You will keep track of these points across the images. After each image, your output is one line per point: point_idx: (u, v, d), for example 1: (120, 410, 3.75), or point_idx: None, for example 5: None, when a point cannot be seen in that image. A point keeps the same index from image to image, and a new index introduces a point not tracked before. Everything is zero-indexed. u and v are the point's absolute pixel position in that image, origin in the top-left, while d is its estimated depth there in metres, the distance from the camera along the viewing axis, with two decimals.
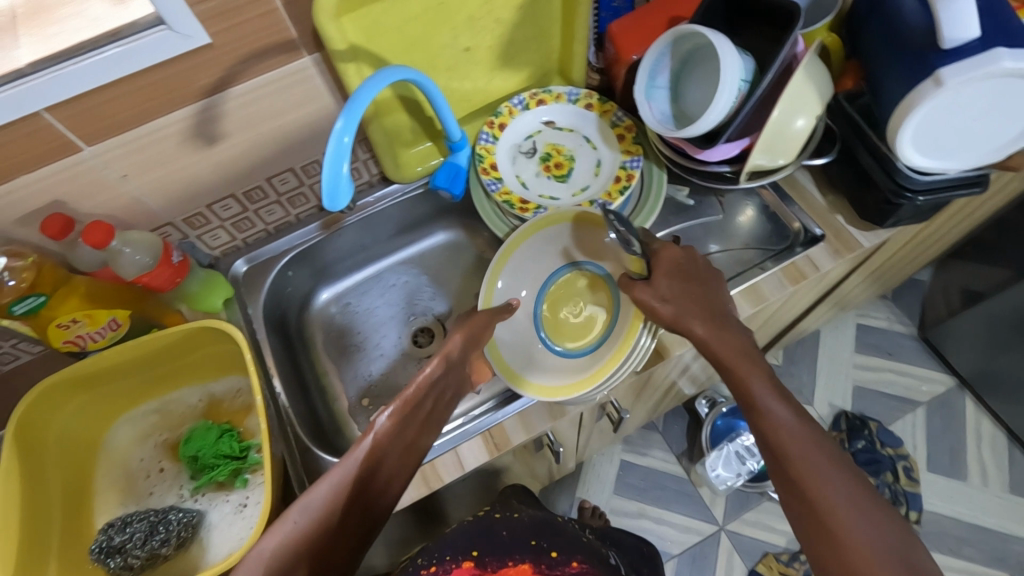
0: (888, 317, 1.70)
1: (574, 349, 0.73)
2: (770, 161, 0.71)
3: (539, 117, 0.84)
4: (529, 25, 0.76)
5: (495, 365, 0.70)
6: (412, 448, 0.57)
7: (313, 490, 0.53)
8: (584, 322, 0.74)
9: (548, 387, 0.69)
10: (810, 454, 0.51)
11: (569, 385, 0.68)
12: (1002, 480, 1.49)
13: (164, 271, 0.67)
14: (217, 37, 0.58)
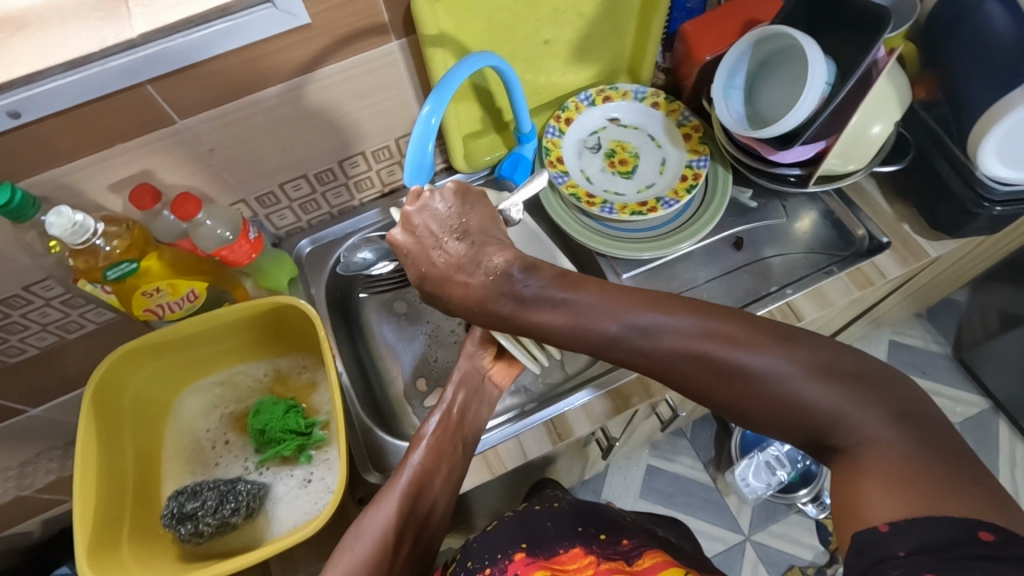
0: (923, 336, 1.69)
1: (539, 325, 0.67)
2: (841, 166, 0.71)
3: (608, 112, 0.85)
4: (606, 21, 0.76)
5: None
6: (454, 468, 0.61)
7: (373, 511, 0.56)
8: None
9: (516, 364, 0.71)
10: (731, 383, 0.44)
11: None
12: None
13: (242, 246, 0.68)
14: (316, 17, 0.59)
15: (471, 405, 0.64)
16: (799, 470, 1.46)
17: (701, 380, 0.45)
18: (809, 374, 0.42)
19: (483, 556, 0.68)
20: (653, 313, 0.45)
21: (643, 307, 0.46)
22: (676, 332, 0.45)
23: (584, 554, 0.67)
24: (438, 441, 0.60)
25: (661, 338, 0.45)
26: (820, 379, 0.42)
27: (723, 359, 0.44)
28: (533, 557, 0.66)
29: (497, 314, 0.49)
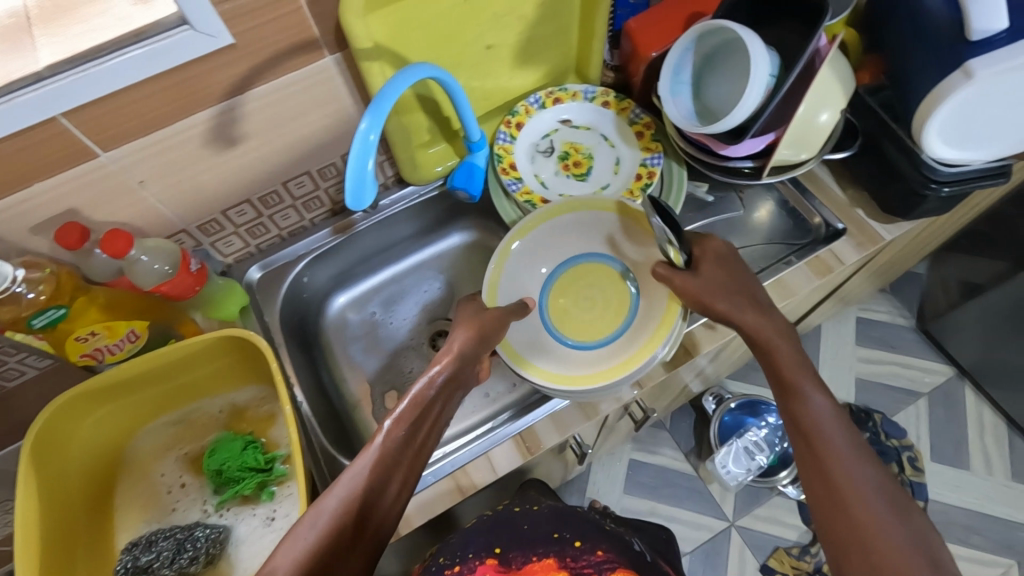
0: (888, 310, 1.72)
1: (585, 341, 0.73)
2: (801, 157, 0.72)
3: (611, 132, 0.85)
4: (549, 22, 0.75)
5: (505, 353, 0.70)
6: (414, 467, 0.55)
7: (341, 478, 0.52)
8: (591, 313, 0.74)
9: (565, 375, 0.69)
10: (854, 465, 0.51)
11: (593, 375, 0.68)
12: (1004, 468, 1.52)
13: (184, 279, 0.65)
14: (240, 37, 0.56)
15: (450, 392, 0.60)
16: (777, 453, 1.47)
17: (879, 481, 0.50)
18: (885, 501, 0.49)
19: (454, 555, 0.68)
20: (816, 385, 0.58)
21: (820, 388, 0.57)
22: (818, 399, 0.57)
23: (556, 566, 0.65)
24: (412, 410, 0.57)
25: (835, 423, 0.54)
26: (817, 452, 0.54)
27: (818, 417, 0.55)
28: (504, 565, 0.65)
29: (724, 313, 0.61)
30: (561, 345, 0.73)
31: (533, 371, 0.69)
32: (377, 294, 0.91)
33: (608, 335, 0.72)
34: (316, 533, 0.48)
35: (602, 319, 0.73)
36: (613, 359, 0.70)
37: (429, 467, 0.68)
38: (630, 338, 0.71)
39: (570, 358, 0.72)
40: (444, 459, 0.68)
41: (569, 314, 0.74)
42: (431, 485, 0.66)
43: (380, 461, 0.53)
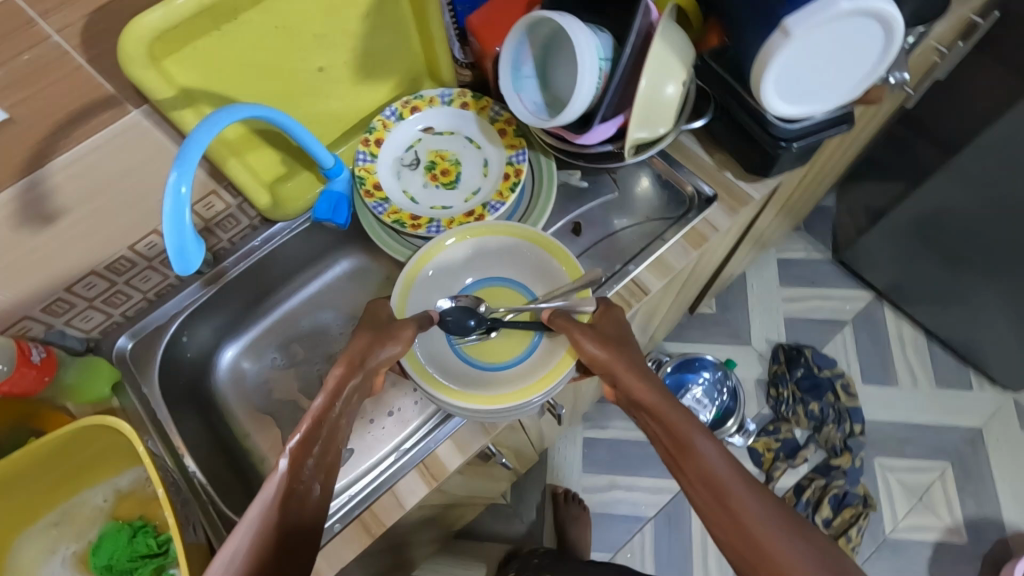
0: (805, 247, 1.78)
1: (497, 364, 0.69)
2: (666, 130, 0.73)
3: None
4: (381, 32, 0.71)
5: (421, 380, 0.65)
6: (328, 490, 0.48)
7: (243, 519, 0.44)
8: (501, 335, 0.71)
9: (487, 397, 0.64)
10: (750, 504, 0.44)
11: (512, 394, 0.64)
12: (928, 378, 1.60)
13: (25, 374, 0.61)
14: (16, 109, 0.51)
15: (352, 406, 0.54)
16: (721, 404, 1.51)
17: (784, 522, 0.43)
18: (792, 531, 0.43)
19: None
20: (706, 435, 0.50)
21: (711, 439, 0.50)
22: (755, 502, 0.45)
23: None
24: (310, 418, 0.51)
25: (702, 438, 0.49)
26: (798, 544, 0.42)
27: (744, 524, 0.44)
28: None
29: (621, 376, 0.56)
30: (475, 371, 0.69)
31: (448, 393, 0.64)
32: (272, 337, 0.87)
33: (524, 354, 0.69)
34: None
35: (511, 339, 0.70)
36: (534, 373, 0.66)
37: (334, 515, 0.66)
38: (549, 354, 0.67)
39: (491, 380, 0.68)
40: (351, 501, 0.66)
41: (485, 339, 0.70)
42: (338, 533, 0.65)
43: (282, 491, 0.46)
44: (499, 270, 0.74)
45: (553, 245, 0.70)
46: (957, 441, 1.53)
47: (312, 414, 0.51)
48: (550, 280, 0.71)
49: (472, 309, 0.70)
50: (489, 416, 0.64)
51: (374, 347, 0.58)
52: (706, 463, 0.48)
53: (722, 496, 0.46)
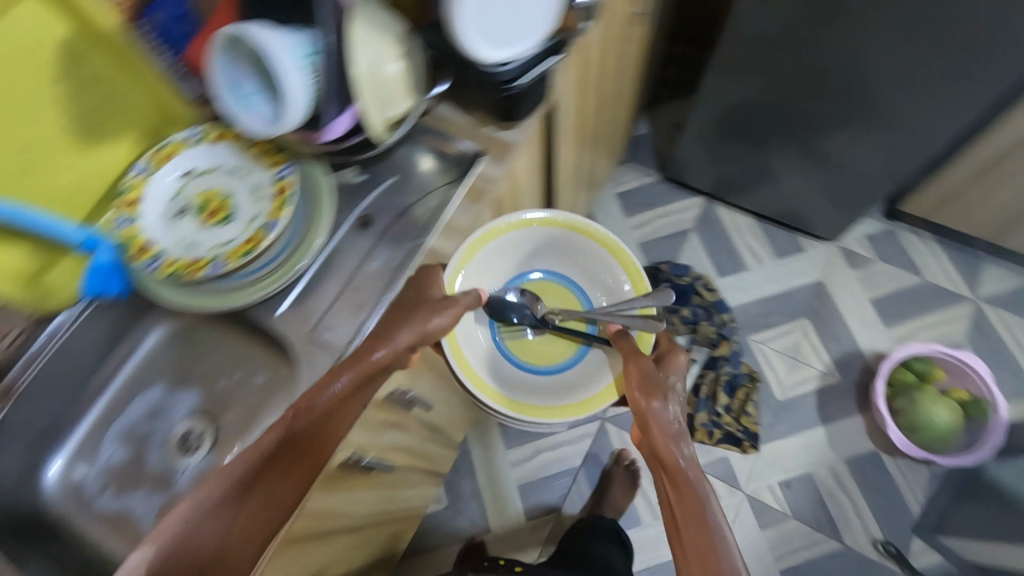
0: (637, 175, 1.92)
1: (541, 368, 0.92)
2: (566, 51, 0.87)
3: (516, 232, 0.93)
4: (85, 95, 0.72)
5: (508, 408, 0.85)
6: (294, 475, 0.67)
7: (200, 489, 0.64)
8: (547, 344, 0.93)
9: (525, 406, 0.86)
10: (697, 529, 0.76)
11: (559, 411, 0.86)
12: (770, 252, 1.79)
13: None
14: None
15: (349, 406, 0.68)
16: None
17: (702, 536, 0.75)
18: (719, 532, 0.75)
19: None
20: (702, 476, 0.80)
21: (705, 479, 0.80)
22: (713, 515, 0.76)
23: None
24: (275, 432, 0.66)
25: (702, 481, 0.79)
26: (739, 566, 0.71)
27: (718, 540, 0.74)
28: None
29: (641, 377, 0.83)
30: (522, 372, 0.91)
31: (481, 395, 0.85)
32: (104, 434, 0.84)
33: (561, 367, 0.92)
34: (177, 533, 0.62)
35: (557, 347, 0.93)
36: (574, 396, 0.88)
37: None
38: (585, 376, 0.90)
39: (538, 385, 0.90)
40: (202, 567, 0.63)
41: (528, 342, 0.93)
42: None
43: (242, 484, 0.64)
44: (560, 271, 0.97)
45: (621, 256, 0.93)
46: (807, 297, 1.72)
47: (294, 412, 0.66)
48: (596, 286, 0.95)
49: (526, 305, 0.91)
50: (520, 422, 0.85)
51: (393, 337, 0.70)
52: (683, 490, 0.79)
53: (677, 520, 0.78)
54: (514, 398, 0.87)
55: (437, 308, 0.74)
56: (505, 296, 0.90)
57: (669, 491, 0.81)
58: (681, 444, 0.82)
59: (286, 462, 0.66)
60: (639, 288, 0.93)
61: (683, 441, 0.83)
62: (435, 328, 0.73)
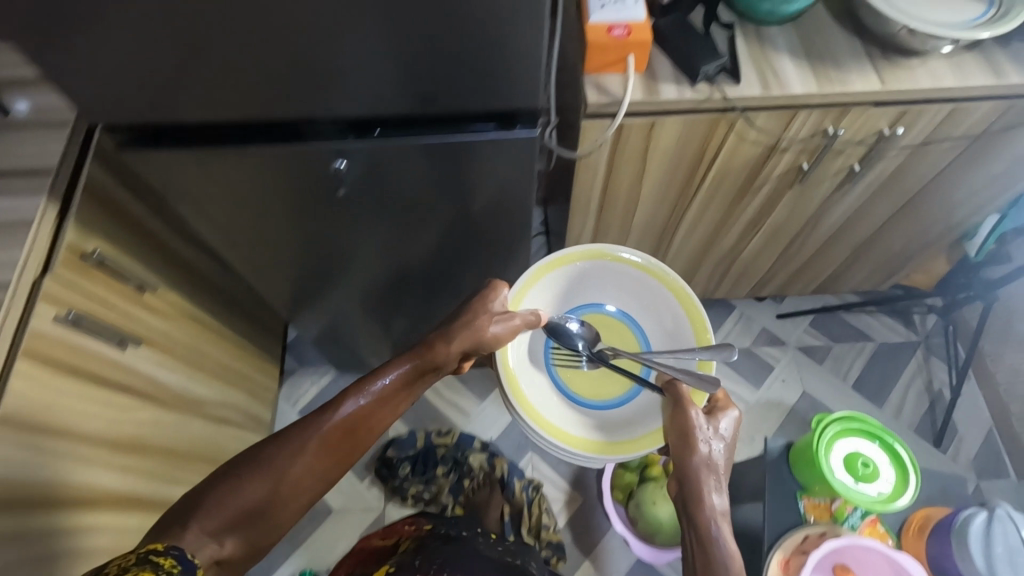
0: (312, 378, 1.73)
1: (604, 404, 1.03)
2: (579, 267, 1.07)
3: (605, 300, 1.08)
4: None
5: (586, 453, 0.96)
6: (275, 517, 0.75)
7: (330, 410, 0.80)
8: (599, 381, 1.04)
9: (600, 443, 0.98)
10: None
11: (621, 448, 0.96)
12: (471, 398, 1.71)
13: None
14: None
15: (346, 429, 0.80)
16: None
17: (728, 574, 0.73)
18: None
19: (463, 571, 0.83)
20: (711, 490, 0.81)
21: (727, 524, 0.79)
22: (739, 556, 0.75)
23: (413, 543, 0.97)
24: (374, 402, 0.83)
25: (732, 536, 0.77)
26: (735, 557, 0.75)
27: (722, 539, 0.76)
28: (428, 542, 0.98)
29: (683, 456, 0.84)
30: (582, 409, 1.02)
31: (533, 416, 0.98)
32: None
33: (612, 403, 1.03)
34: (296, 467, 0.76)
35: (609, 385, 1.04)
36: (630, 436, 0.98)
37: None
38: (636, 416, 1.01)
39: (600, 422, 1.01)
40: None
41: (592, 377, 1.04)
42: None
43: (320, 423, 0.79)
44: (627, 303, 1.08)
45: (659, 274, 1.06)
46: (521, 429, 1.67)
47: (378, 389, 0.83)
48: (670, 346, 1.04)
49: (582, 334, 1.03)
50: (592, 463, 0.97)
51: (447, 340, 0.86)
52: (704, 528, 0.78)
53: (704, 538, 0.77)
54: (589, 440, 0.98)
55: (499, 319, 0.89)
56: (563, 322, 1.03)
57: (680, 491, 0.83)
58: (702, 459, 0.83)
59: (322, 451, 0.78)
60: (703, 339, 1.01)
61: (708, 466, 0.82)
62: (495, 337, 0.89)
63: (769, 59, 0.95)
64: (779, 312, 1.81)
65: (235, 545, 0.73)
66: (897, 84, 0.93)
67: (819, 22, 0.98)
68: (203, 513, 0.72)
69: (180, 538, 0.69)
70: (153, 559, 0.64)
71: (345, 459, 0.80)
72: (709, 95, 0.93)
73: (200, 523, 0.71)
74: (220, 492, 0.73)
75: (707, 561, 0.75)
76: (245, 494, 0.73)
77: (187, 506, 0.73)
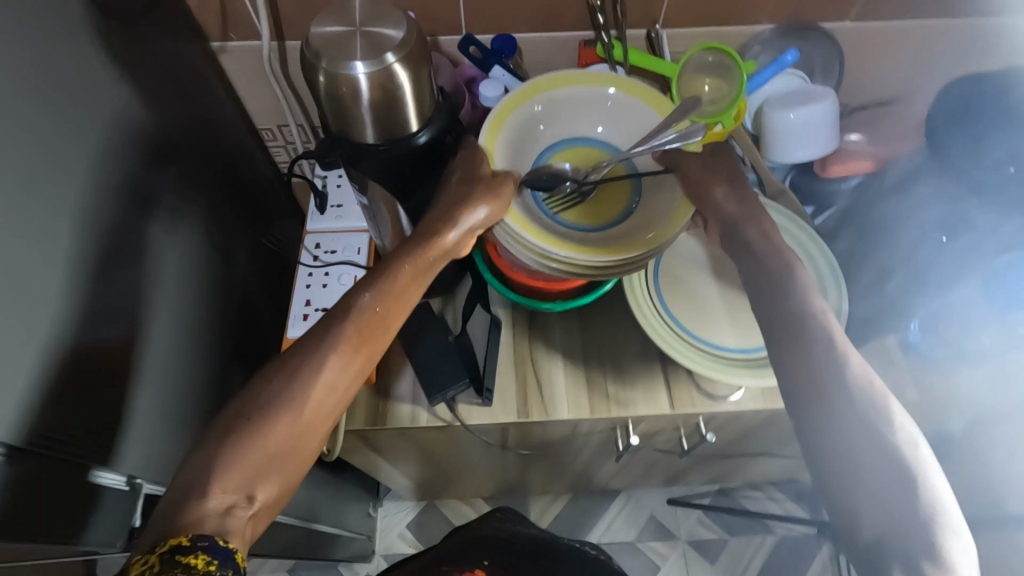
0: None
1: (612, 219, 0.63)
2: (535, 119, 0.66)
3: (592, 124, 0.67)
4: None
5: (571, 253, 0.57)
6: (310, 404, 0.47)
7: (315, 341, 0.49)
8: (593, 202, 0.65)
9: (641, 240, 0.60)
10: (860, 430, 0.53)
11: (637, 245, 0.59)
12: None
13: None
14: None
15: (396, 292, 0.53)
16: None
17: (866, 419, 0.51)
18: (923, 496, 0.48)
19: None
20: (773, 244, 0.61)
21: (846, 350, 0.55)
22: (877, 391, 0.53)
23: None
24: (424, 260, 0.54)
25: (852, 367, 0.53)
26: (919, 474, 0.49)
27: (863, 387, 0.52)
28: None
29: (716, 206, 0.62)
30: (579, 231, 0.62)
31: (515, 220, 0.58)
32: None
33: (619, 214, 0.64)
34: (274, 420, 0.45)
35: (609, 201, 0.65)
36: (642, 231, 0.61)
37: None
38: (659, 207, 0.63)
39: (609, 236, 0.62)
40: None
41: (577, 208, 0.64)
42: None
43: (316, 343, 0.49)
44: (615, 138, 0.67)
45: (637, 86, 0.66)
46: None
47: (395, 273, 0.53)
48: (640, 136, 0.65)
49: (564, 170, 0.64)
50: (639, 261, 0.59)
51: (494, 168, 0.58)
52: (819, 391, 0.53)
53: (822, 411, 0.52)
54: (614, 245, 0.60)
55: (458, 202, 0.55)
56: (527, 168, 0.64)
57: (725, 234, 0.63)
58: (724, 176, 0.64)
59: (354, 342, 0.50)
60: (664, 107, 0.65)
61: (735, 187, 0.63)
62: (487, 222, 0.55)
63: (537, 364, 0.76)
64: (670, 497, 1.61)
65: (275, 490, 0.45)
66: (688, 409, 0.72)
67: (611, 305, 0.79)
68: (234, 464, 0.43)
69: (200, 517, 0.41)
70: (171, 568, 0.38)
71: (378, 359, 0.52)
72: (449, 421, 0.74)
73: (225, 479, 0.43)
74: (245, 440, 0.44)
75: (827, 422, 0.52)
76: (202, 460, 0.43)
77: (199, 467, 0.43)
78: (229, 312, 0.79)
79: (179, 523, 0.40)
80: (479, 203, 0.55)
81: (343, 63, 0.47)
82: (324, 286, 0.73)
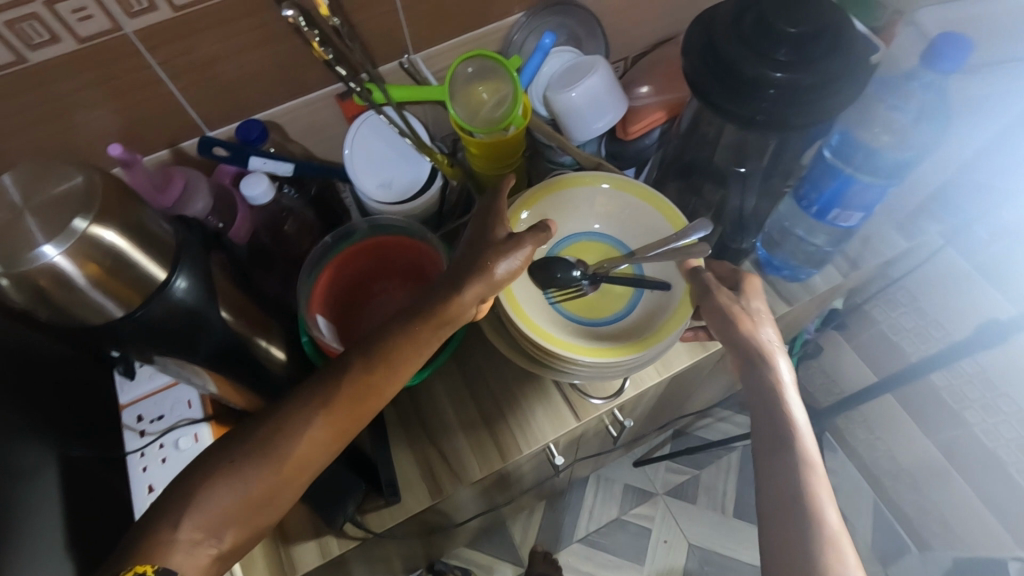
0: None
1: (613, 315, 0.63)
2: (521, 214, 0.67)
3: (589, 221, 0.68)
4: None
5: (545, 342, 0.58)
6: (291, 447, 0.46)
7: (313, 385, 0.48)
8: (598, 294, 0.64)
9: (635, 342, 0.58)
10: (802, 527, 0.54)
11: (628, 347, 0.58)
12: None
13: None
14: None
15: (406, 344, 0.49)
16: None
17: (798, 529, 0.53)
18: None
19: None
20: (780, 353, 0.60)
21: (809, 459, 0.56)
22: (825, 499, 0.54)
23: None
24: (438, 302, 0.49)
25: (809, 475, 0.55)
26: None
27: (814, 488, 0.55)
28: None
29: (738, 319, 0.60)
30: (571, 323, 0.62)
31: (547, 339, 0.58)
32: None
33: (615, 315, 0.63)
34: (252, 459, 0.46)
35: (612, 297, 0.64)
36: (639, 332, 0.60)
37: None
38: (650, 309, 0.62)
39: (598, 331, 0.61)
40: None
41: (580, 298, 0.64)
42: None
43: (316, 390, 0.48)
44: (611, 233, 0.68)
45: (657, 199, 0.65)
46: None
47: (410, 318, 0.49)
48: (644, 237, 0.66)
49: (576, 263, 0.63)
50: (608, 364, 0.57)
51: (519, 246, 0.51)
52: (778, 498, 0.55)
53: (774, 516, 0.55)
54: (584, 341, 0.59)
55: (511, 249, 0.51)
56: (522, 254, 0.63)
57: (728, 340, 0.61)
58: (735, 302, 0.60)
59: (343, 406, 0.48)
60: (676, 223, 0.64)
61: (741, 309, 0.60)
62: (505, 281, 0.51)
63: (435, 435, 0.70)
64: (636, 460, 1.62)
65: (243, 531, 0.46)
66: (595, 413, 0.70)
67: (482, 343, 0.74)
68: (203, 507, 0.44)
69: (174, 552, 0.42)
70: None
71: (363, 426, 0.50)
72: (365, 536, 0.66)
73: (194, 521, 0.44)
74: (222, 480, 0.45)
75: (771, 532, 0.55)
76: (190, 480, 0.45)
77: (181, 497, 0.45)
78: (67, 542, 0.56)
79: (147, 550, 0.43)
80: (510, 258, 0.50)
81: (27, 253, 0.38)
82: (163, 460, 0.62)
